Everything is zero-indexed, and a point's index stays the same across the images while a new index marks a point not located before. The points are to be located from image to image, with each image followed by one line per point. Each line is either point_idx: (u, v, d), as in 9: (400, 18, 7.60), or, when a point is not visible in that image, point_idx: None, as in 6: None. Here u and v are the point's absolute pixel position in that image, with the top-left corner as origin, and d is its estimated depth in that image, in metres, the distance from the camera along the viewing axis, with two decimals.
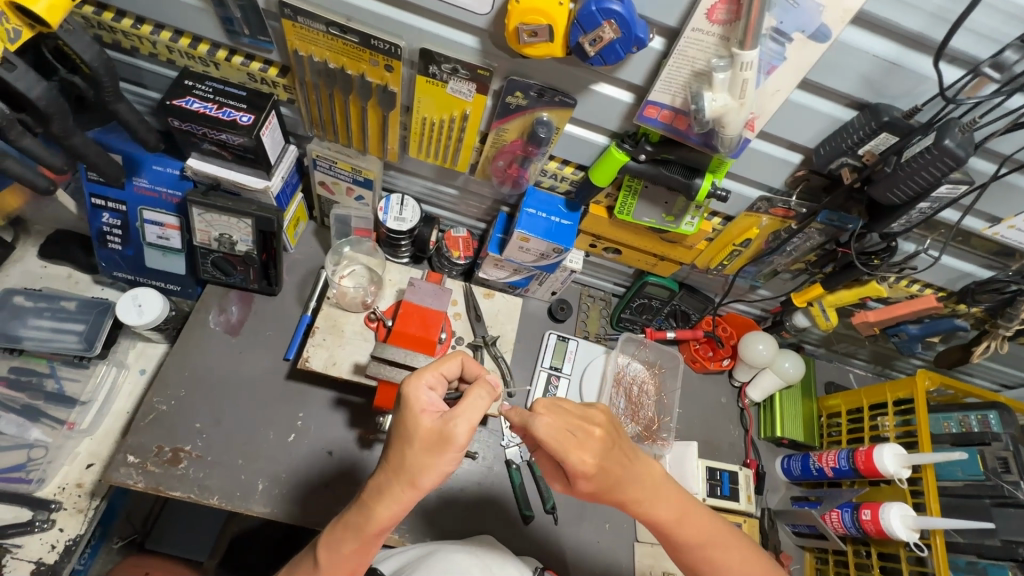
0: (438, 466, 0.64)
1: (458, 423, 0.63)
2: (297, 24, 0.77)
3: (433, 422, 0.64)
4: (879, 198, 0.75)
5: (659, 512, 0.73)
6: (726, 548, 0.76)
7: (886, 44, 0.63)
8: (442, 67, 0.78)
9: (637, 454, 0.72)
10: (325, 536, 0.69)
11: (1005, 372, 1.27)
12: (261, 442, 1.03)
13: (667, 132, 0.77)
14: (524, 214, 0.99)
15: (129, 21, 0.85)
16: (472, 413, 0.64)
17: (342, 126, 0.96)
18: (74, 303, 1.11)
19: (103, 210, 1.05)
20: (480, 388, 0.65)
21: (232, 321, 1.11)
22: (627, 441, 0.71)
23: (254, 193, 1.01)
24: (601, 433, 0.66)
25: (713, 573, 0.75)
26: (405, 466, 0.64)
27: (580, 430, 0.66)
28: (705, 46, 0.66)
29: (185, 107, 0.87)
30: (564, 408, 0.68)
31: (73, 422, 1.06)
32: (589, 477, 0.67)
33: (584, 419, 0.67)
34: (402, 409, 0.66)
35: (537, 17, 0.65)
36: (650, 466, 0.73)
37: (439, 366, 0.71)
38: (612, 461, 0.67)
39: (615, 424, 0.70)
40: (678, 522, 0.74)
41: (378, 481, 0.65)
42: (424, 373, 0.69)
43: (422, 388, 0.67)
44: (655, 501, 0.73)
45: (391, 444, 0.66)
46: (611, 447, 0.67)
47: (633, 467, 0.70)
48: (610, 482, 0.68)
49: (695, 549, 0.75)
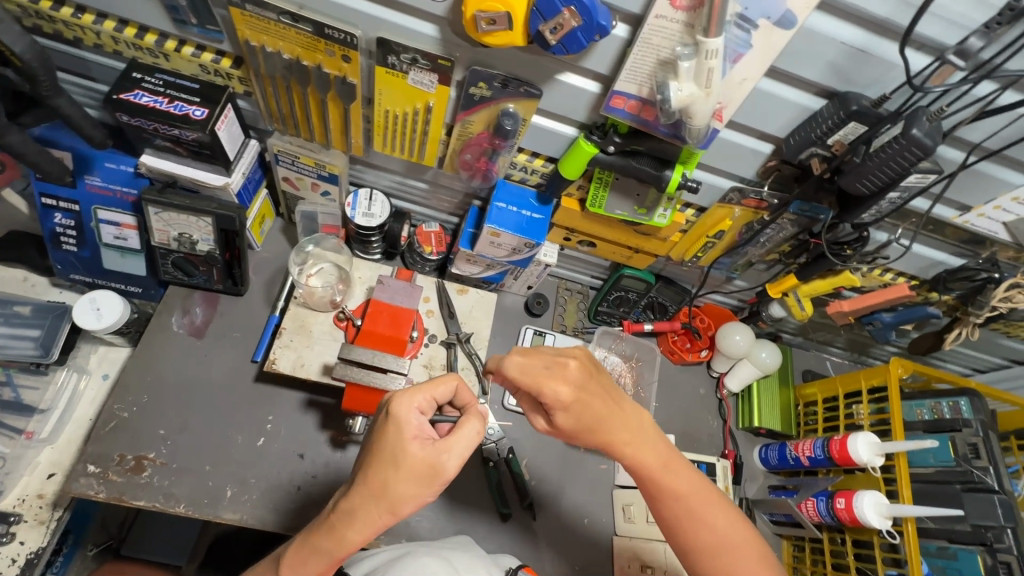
0: (420, 496, 0.62)
1: (451, 457, 0.62)
2: (246, 13, 0.73)
3: (424, 450, 0.62)
4: (849, 188, 0.74)
5: (642, 457, 0.72)
6: (711, 505, 0.73)
7: (853, 31, 0.61)
8: (402, 57, 0.75)
9: (621, 397, 0.73)
10: (291, 553, 0.66)
11: (977, 357, 1.28)
12: (230, 446, 1.00)
13: (634, 123, 0.74)
14: (494, 209, 0.96)
15: (68, 10, 0.81)
16: (464, 446, 0.64)
17: (303, 120, 0.92)
18: (28, 307, 1.06)
19: (54, 210, 1.00)
20: (472, 420, 0.66)
21: (197, 323, 1.08)
22: (613, 387, 0.74)
23: (213, 191, 0.97)
24: (574, 364, 0.71)
25: (700, 531, 0.72)
26: (387, 492, 0.61)
27: (553, 365, 0.71)
28: (670, 34, 0.63)
29: (132, 101, 0.83)
30: (539, 351, 0.73)
31: (32, 432, 1.03)
32: (562, 410, 0.70)
33: (559, 355, 0.72)
34: (392, 432, 0.62)
35: (494, 4, 0.62)
36: (637, 411, 0.74)
37: (433, 388, 0.68)
38: (589, 393, 0.70)
39: (595, 367, 0.74)
40: (665, 470, 0.73)
41: (353, 503, 0.62)
42: (415, 394, 0.65)
43: (415, 413, 0.64)
44: (641, 444, 0.73)
45: (373, 466, 0.62)
46: (589, 379, 0.71)
47: (615, 406, 0.72)
48: (588, 417, 0.70)
49: (680, 502, 0.72)
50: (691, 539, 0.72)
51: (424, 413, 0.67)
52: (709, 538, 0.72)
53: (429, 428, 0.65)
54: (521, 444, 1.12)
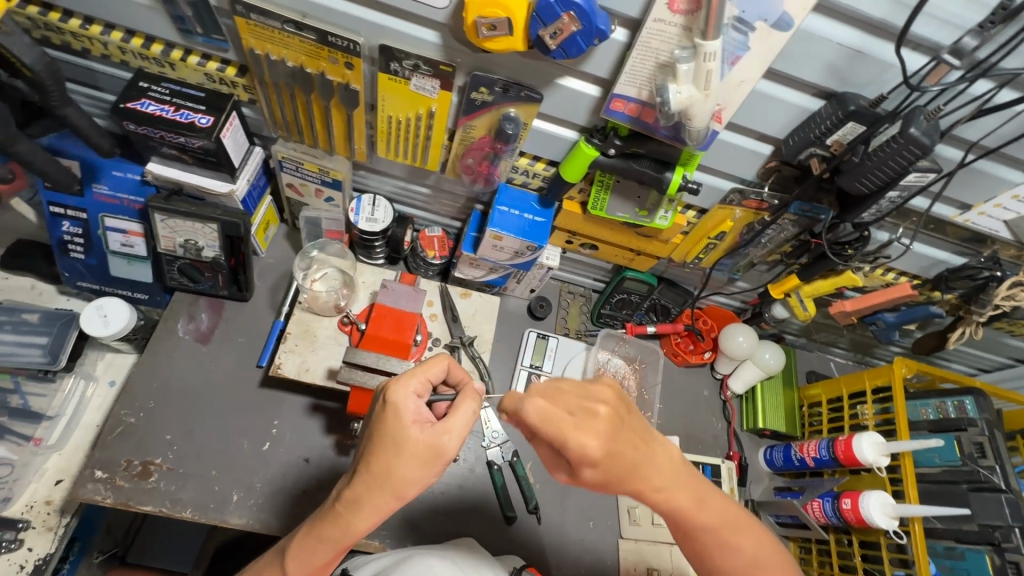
0: (423, 479, 0.62)
1: (450, 438, 0.62)
2: (251, 22, 0.75)
3: (423, 434, 0.62)
4: (848, 188, 0.74)
5: (675, 499, 0.66)
6: (743, 533, 0.70)
7: (849, 32, 0.62)
8: (404, 64, 0.76)
9: (653, 436, 0.65)
10: (295, 545, 0.67)
11: (983, 357, 1.28)
12: (235, 451, 1.00)
13: (635, 126, 0.75)
14: (496, 212, 0.97)
15: (77, 21, 0.82)
16: (463, 427, 0.64)
17: (307, 126, 0.93)
18: (36, 315, 1.07)
19: (62, 218, 1.01)
20: (470, 400, 0.65)
21: (202, 329, 1.09)
22: (637, 416, 0.64)
23: (218, 198, 0.98)
24: (606, 412, 0.59)
25: (729, 557, 0.69)
26: (391, 478, 0.61)
27: (580, 410, 0.59)
28: (668, 37, 0.64)
29: (139, 110, 0.84)
30: (561, 391, 0.61)
31: (40, 439, 1.04)
32: (588, 466, 0.60)
33: (586, 397, 0.60)
34: (388, 417, 0.62)
35: (495, 10, 0.63)
36: (667, 449, 0.66)
37: (426, 370, 0.68)
38: (623, 443, 0.60)
39: (623, 400, 0.63)
40: (695, 506, 0.67)
41: (357, 492, 0.62)
42: (410, 378, 0.66)
43: (411, 396, 0.64)
44: (672, 486, 0.66)
45: (374, 453, 0.62)
46: (620, 425, 0.60)
47: (646, 449, 0.63)
48: (619, 470, 0.61)
49: (708, 539, 0.69)
50: (719, 567, 0.70)
51: (420, 395, 0.67)
52: (739, 568, 0.69)
53: (426, 410, 0.65)
54: (525, 447, 1.12)
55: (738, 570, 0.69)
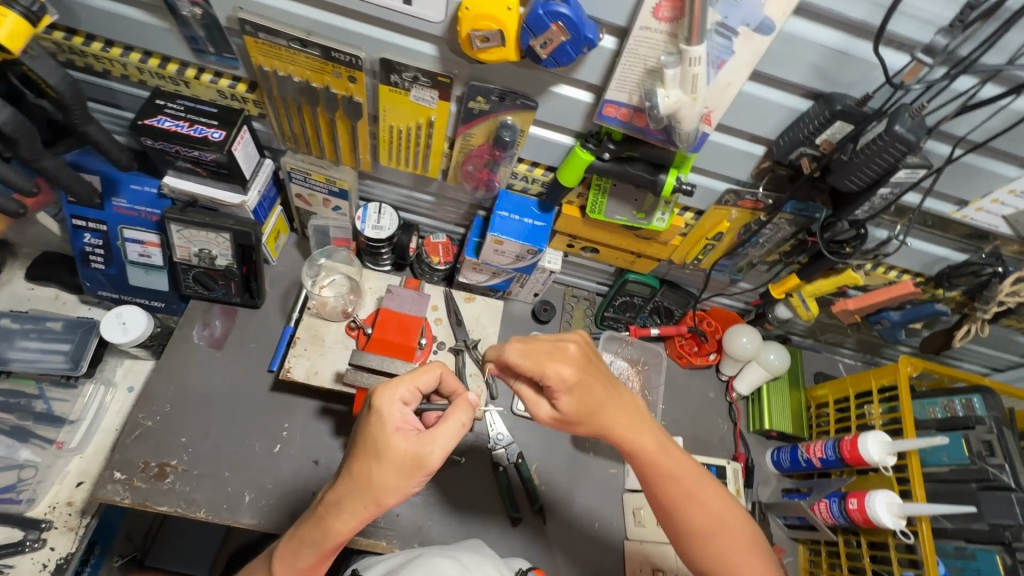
0: (404, 487, 0.65)
1: (433, 449, 0.64)
2: (259, 40, 0.78)
3: (407, 443, 0.64)
4: (839, 185, 0.76)
5: (642, 441, 0.74)
6: (705, 488, 0.76)
7: (832, 34, 0.63)
8: (403, 76, 0.80)
9: (617, 384, 0.76)
10: (284, 545, 0.71)
11: (993, 355, 1.27)
12: (247, 453, 1.03)
13: (627, 130, 0.77)
14: (497, 218, 1.00)
15: (98, 44, 0.87)
16: (448, 438, 0.65)
17: (314, 138, 0.97)
18: (59, 323, 1.12)
19: (84, 230, 1.06)
20: (459, 412, 0.67)
21: (216, 335, 1.13)
22: (605, 370, 0.75)
23: (231, 208, 1.03)
24: (575, 346, 0.72)
25: (695, 512, 0.74)
26: (371, 484, 0.64)
27: (554, 348, 0.71)
28: (655, 44, 0.67)
29: (156, 126, 0.89)
30: (537, 337, 0.74)
31: (62, 442, 1.08)
32: (562, 393, 0.70)
33: (556, 341, 0.73)
34: (375, 423, 0.65)
35: (487, 23, 0.66)
36: (629, 395, 0.77)
37: (415, 379, 0.70)
38: (590, 376, 0.71)
39: (588, 352, 0.73)
40: (660, 450, 0.75)
41: (339, 495, 0.65)
42: (398, 386, 0.68)
43: (399, 405, 0.67)
44: (638, 431, 0.75)
45: (358, 458, 0.65)
46: (587, 361, 0.72)
47: (613, 395, 0.74)
48: (589, 404, 0.72)
49: (668, 490, 0.75)
50: (686, 521, 0.74)
51: (408, 404, 0.69)
52: (694, 522, 0.74)
53: (412, 419, 0.67)
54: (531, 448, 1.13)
55: (701, 525, 0.74)
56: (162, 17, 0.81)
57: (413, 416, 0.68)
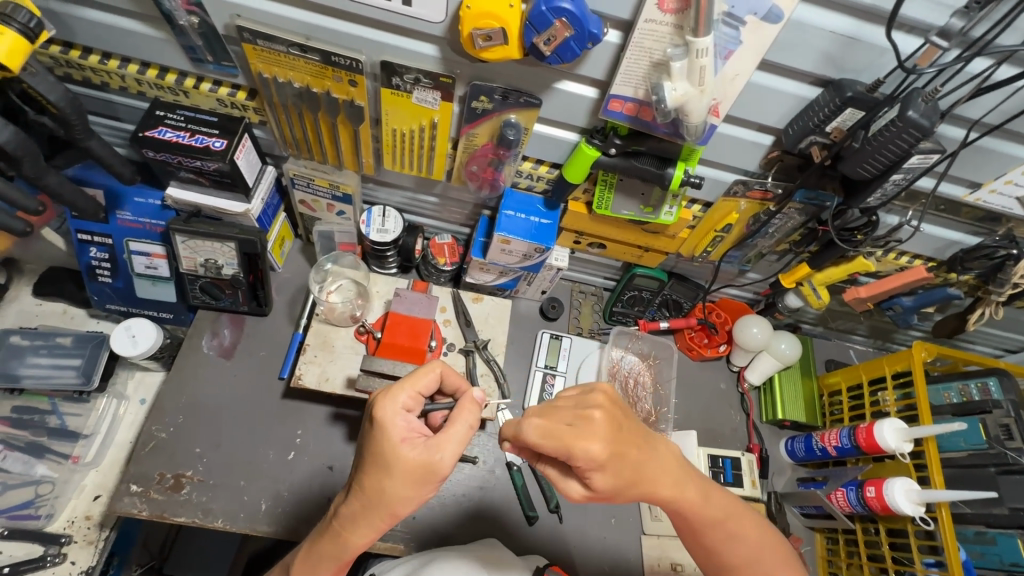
0: (417, 496, 0.64)
1: (442, 456, 0.64)
2: (258, 47, 0.78)
3: (417, 453, 0.63)
4: (851, 173, 0.75)
5: (684, 496, 0.70)
6: (745, 523, 0.75)
7: (842, 19, 0.62)
8: (405, 78, 0.79)
9: (654, 442, 0.70)
10: (300, 560, 0.71)
11: (1006, 337, 1.26)
12: (262, 461, 1.03)
13: (633, 124, 0.76)
14: (503, 217, 0.99)
15: (96, 57, 0.86)
16: (456, 443, 0.65)
17: (316, 143, 0.96)
18: (69, 338, 1.12)
19: (89, 245, 1.06)
20: (464, 414, 0.67)
21: (225, 344, 1.12)
22: (637, 429, 0.68)
23: (235, 217, 1.02)
24: (601, 415, 0.64)
25: (734, 547, 0.74)
26: (383, 498, 0.63)
27: (577, 420, 0.64)
28: (660, 36, 0.65)
29: (158, 137, 0.88)
30: (557, 409, 0.67)
31: (78, 456, 1.08)
32: (596, 474, 0.64)
33: (580, 407, 0.66)
34: (379, 435, 0.64)
35: (490, 21, 0.65)
36: (666, 446, 0.72)
37: (414, 383, 0.69)
38: (624, 443, 0.65)
39: (618, 405, 0.68)
40: (703, 501, 0.72)
41: (354, 511, 0.65)
42: (399, 393, 0.67)
43: (402, 413, 0.65)
44: (681, 484, 0.70)
45: (367, 472, 0.64)
46: (619, 429, 0.65)
47: (650, 449, 0.68)
48: (632, 475, 0.66)
49: (709, 534, 0.73)
50: (723, 557, 0.75)
51: (411, 410, 0.68)
52: (729, 560, 0.74)
53: (418, 425, 0.67)
54: None
55: (739, 562, 0.74)
56: (159, 28, 0.80)
57: (419, 422, 0.67)
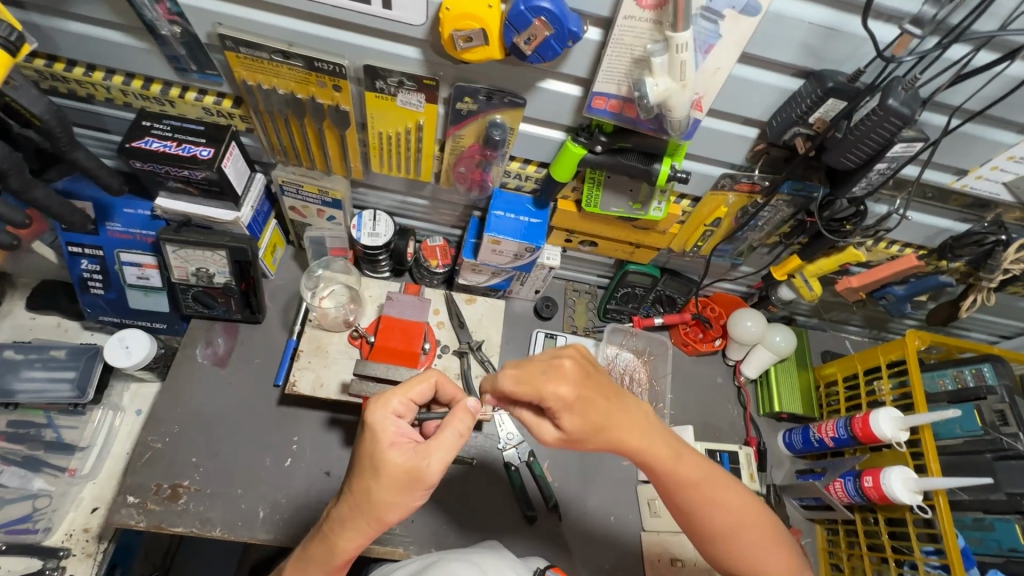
0: (404, 502, 0.64)
1: (430, 462, 0.63)
2: (240, 55, 0.78)
3: (405, 458, 0.63)
4: (836, 163, 0.75)
5: (654, 447, 0.72)
6: (724, 487, 0.75)
7: (820, 10, 0.62)
8: (389, 81, 0.79)
9: (624, 392, 0.74)
10: (290, 565, 0.71)
11: (1000, 323, 1.26)
12: (259, 468, 1.03)
13: (618, 121, 0.76)
14: (493, 217, 0.99)
15: (80, 69, 0.87)
16: (446, 451, 0.65)
17: (303, 149, 0.97)
18: (63, 351, 1.11)
19: (80, 257, 1.06)
20: (457, 422, 0.67)
21: (220, 353, 1.12)
22: (606, 383, 0.73)
23: (225, 225, 1.02)
24: (570, 363, 0.70)
25: (712, 513, 0.74)
26: (371, 501, 0.64)
27: (550, 368, 0.70)
28: (640, 32, 0.66)
29: (144, 148, 0.88)
30: (531, 360, 0.72)
31: (74, 469, 1.08)
32: (564, 412, 0.69)
33: (552, 358, 0.71)
34: (369, 439, 0.65)
35: (469, 22, 0.65)
36: (636, 403, 0.75)
37: (408, 390, 0.70)
38: (591, 389, 0.70)
39: (587, 361, 0.73)
40: (675, 457, 0.73)
41: (342, 514, 0.65)
42: (391, 399, 0.68)
43: (393, 419, 0.67)
44: (649, 437, 0.73)
45: (357, 475, 0.65)
46: (586, 376, 0.71)
47: (618, 403, 0.72)
48: (600, 418, 0.70)
49: (680, 485, 0.74)
50: (699, 520, 0.75)
51: (403, 416, 0.69)
52: (713, 525, 0.74)
53: (409, 432, 0.67)
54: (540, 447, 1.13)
55: (721, 527, 0.74)
56: (142, 38, 0.80)
57: (410, 428, 0.68)
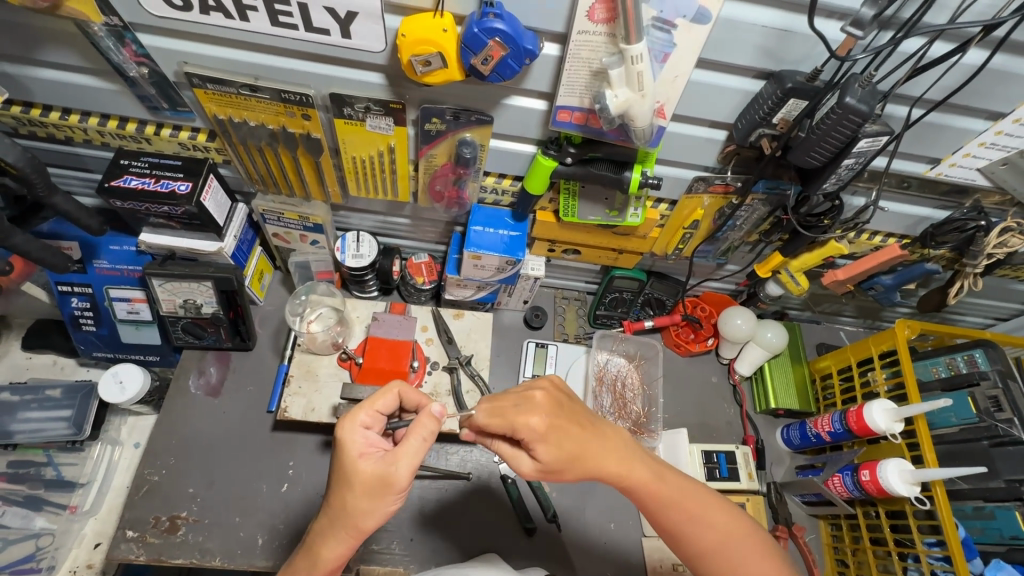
0: (379, 508, 0.66)
1: (397, 468, 0.66)
2: (209, 91, 0.79)
3: (373, 466, 0.66)
4: (801, 162, 0.75)
5: (635, 473, 0.74)
6: (708, 508, 0.76)
7: (772, 13, 0.63)
8: (356, 107, 0.80)
9: (598, 422, 0.76)
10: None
11: (994, 306, 1.25)
12: (256, 495, 1.04)
13: (584, 133, 0.77)
14: (472, 233, 1.00)
15: (56, 113, 0.88)
16: (413, 456, 0.67)
17: (281, 177, 0.98)
18: (58, 390, 1.12)
19: (70, 295, 1.08)
20: (420, 428, 0.68)
21: (212, 382, 1.13)
22: (582, 412, 0.75)
23: (210, 256, 1.03)
24: (542, 394, 0.73)
25: (701, 533, 0.75)
26: (346, 510, 0.66)
27: (521, 401, 0.73)
28: (596, 45, 0.66)
29: (123, 186, 0.89)
30: (506, 393, 0.75)
31: (75, 506, 1.09)
32: (537, 445, 0.70)
33: (525, 390, 0.74)
34: (340, 453, 0.68)
35: (427, 47, 0.66)
36: (615, 430, 0.77)
37: (374, 403, 0.72)
38: (564, 419, 0.72)
39: (563, 392, 0.75)
40: (657, 480, 0.75)
41: (322, 525, 0.68)
42: (358, 413, 0.70)
43: (361, 434, 0.69)
44: (630, 462, 0.75)
45: (333, 487, 0.68)
46: (559, 408, 0.73)
47: (593, 432, 0.74)
48: (573, 448, 0.71)
49: (658, 503, 0.75)
50: (693, 542, 0.75)
51: (371, 427, 0.71)
52: (701, 544, 0.75)
53: (378, 441, 0.70)
54: None
55: (708, 544, 0.75)
56: (112, 80, 0.81)
57: (379, 438, 0.70)
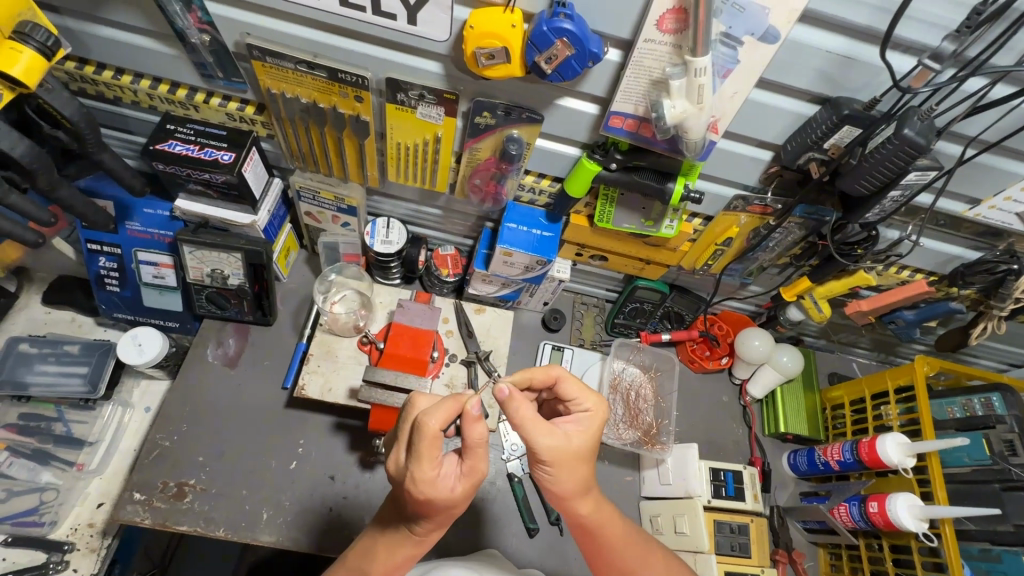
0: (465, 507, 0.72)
1: (468, 480, 0.68)
2: (266, 64, 0.79)
3: (460, 492, 0.68)
4: (849, 189, 0.76)
5: (607, 529, 0.79)
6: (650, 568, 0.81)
7: (838, 39, 0.64)
8: (410, 94, 0.80)
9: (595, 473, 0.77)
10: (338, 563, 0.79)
11: (1009, 351, 1.26)
12: (264, 471, 1.04)
13: (634, 140, 0.78)
14: (506, 229, 1.00)
15: (109, 72, 0.89)
16: (478, 457, 0.68)
17: (322, 156, 0.98)
18: (77, 346, 1.14)
19: (99, 254, 1.08)
20: (473, 428, 0.66)
21: (230, 353, 1.13)
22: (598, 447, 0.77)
23: (241, 228, 1.03)
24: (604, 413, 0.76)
25: None
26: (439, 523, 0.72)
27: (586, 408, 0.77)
28: (659, 55, 0.67)
29: (168, 150, 0.90)
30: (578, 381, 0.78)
31: (83, 463, 1.08)
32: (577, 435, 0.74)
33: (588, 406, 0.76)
34: (430, 504, 0.68)
35: (492, 40, 0.66)
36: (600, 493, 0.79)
37: (432, 446, 0.66)
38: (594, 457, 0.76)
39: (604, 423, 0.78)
40: (624, 541, 0.80)
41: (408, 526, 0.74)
42: (424, 466, 0.66)
43: (439, 479, 0.67)
44: (602, 521, 0.78)
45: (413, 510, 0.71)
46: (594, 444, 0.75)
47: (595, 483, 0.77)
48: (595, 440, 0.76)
49: (614, 551, 0.79)
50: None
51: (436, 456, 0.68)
52: None
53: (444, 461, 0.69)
54: None
55: None
56: (171, 45, 0.82)
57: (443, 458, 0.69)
